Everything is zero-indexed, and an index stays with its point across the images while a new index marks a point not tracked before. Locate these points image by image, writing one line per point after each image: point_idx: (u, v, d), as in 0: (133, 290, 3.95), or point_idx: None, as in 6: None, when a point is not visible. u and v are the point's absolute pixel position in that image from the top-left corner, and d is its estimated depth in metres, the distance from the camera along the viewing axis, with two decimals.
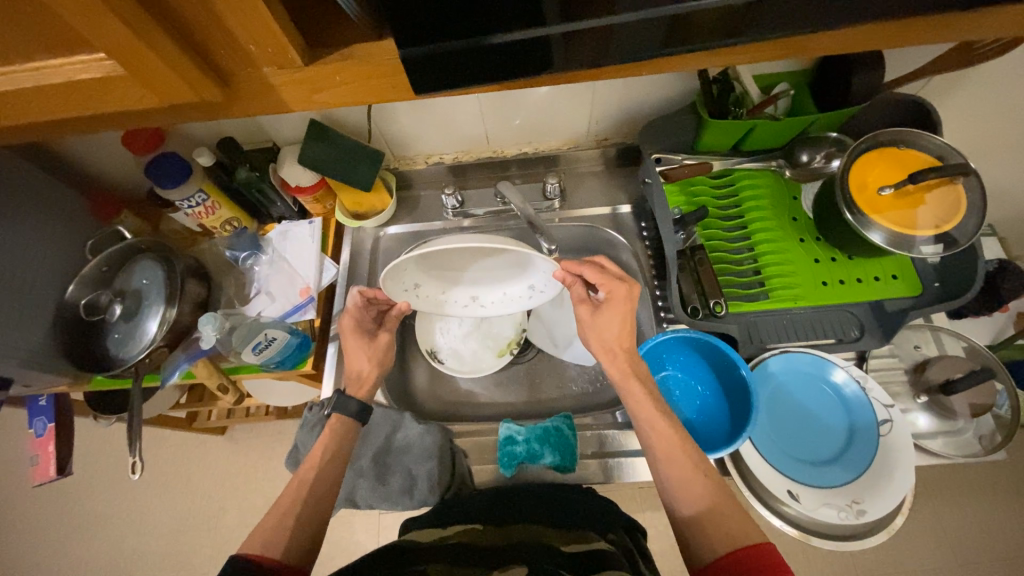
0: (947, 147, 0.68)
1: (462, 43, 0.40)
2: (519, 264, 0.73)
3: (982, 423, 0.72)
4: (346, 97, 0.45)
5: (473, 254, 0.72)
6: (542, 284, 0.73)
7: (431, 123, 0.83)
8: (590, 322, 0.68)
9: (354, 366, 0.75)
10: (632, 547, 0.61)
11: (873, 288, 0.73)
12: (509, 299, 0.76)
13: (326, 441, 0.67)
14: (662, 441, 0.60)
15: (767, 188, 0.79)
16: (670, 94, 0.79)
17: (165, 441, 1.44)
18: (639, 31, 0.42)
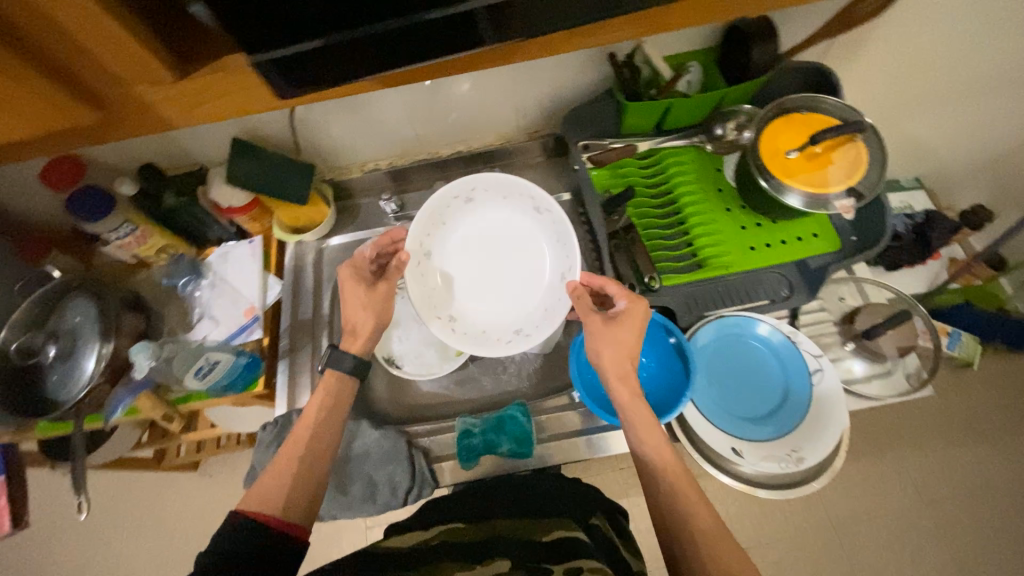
0: (846, 108, 0.72)
1: (320, 41, 0.41)
2: (519, 306, 0.79)
3: (908, 362, 0.77)
4: (228, 108, 0.46)
5: (490, 269, 0.81)
6: (528, 329, 0.77)
7: (364, 129, 0.83)
8: (603, 333, 0.66)
9: (354, 322, 0.72)
10: (611, 531, 0.65)
11: (798, 248, 0.76)
12: (486, 335, 0.77)
13: (319, 401, 0.67)
14: (671, 474, 0.60)
15: (692, 163, 0.83)
16: (589, 82, 0.81)
17: (133, 484, 1.40)
18: (518, 13, 0.44)
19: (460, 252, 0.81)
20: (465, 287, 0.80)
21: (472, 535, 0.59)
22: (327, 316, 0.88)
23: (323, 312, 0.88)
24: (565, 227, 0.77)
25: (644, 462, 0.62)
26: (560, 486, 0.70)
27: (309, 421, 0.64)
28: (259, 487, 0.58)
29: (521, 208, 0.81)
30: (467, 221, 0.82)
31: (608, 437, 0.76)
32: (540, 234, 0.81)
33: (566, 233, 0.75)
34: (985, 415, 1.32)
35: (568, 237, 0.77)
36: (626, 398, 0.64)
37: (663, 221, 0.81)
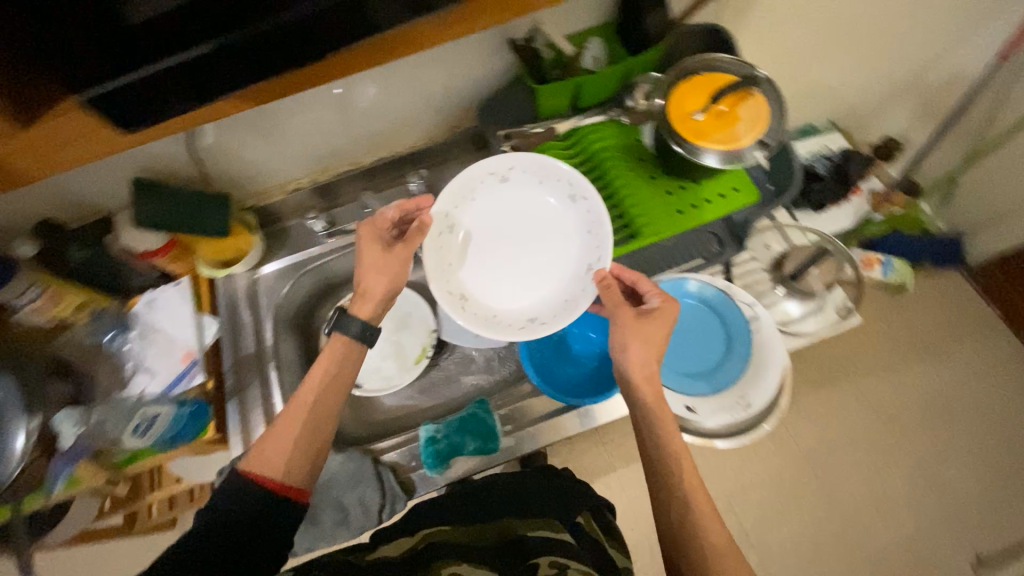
0: (741, 63, 0.75)
1: (147, 70, 0.39)
2: (537, 293, 0.77)
3: (836, 296, 0.81)
4: (90, 149, 0.47)
5: (513, 254, 0.78)
6: (544, 318, 0.74)
7: (278, 149, 0.81)
8: (632, 329, 0.65)
9: (369, 287, 0.69)
10: (596, 525, 0.66)
11: (724, 204, 0.79)
12: (499, 319, 0.74)
13: (325, 363, 0.65)
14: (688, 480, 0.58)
15: (611, 137, 0.84)
16: (496, 70, 0.81)
17: (104, 559, 1.31)
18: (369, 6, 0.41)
19: (485, 231, 0.78)
20: (485, 269, 0.77)
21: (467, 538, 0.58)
22: (272, 347, 0.85)
23: (267, 343, 0.85)
24: (600, 219, 0.74)
25: (660, 466, 0.59)
26: (543, 482, 0.71)
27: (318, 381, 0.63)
28: (270, 443, 0.59)
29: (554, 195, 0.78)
30: (496, 200, 0.79)
31: (569, 418, 0.76)
32: (570, 226, 0.78)
33: (602, 225, 0.73)
34: (921, 329, 1.43)
35: (602, 229, 0.74)
36: (652, 402, 0.62)
37: None
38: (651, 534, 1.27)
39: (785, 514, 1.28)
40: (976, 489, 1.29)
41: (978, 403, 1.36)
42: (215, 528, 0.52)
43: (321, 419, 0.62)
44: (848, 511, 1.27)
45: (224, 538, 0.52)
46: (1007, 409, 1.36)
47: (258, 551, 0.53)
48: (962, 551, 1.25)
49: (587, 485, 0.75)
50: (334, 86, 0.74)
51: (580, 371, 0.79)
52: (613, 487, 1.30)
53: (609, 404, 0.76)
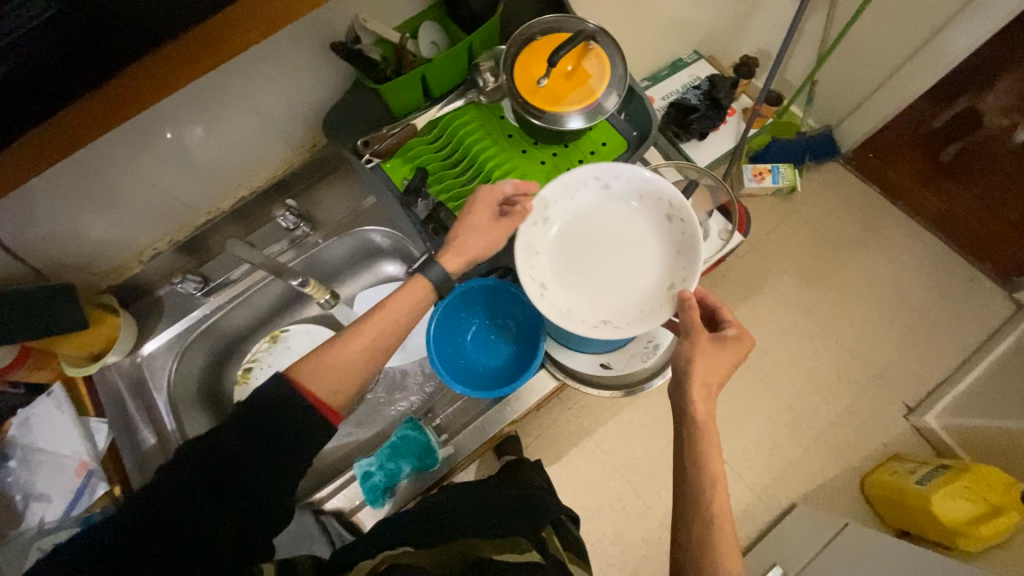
0: (571, 19, 0.75)
1: None
2: (614, 298, 0.71)
3: (717, 222, 0.86)
4: None
5: (602, 258, 0.72)
6: (617, 322, 0.70)
7: (115, 218, 0.72)
8: (705, 351, 0.65)
9: (461, 241, 0.69)
10: (557, 539, 0.66)
11: (596, 159, 0.80)
12: (570, 316, 0.70)
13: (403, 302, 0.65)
14: (720, 501, 0.60)
15: (476, 120, 0.80)
16: (334, 78, 0.76)
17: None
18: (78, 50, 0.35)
19: (577, 230, 0.73)
20: (570, 267, 0.72)
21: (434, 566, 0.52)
22: (176, 431, 0.80)
23: (170, 429, 0.79)
24: (696, 240, 0.68)
25: (697, 482, 0.61)
26: (504, 499, 0.70)
27: (390, 325, 0.63)
28: (325, 362, 0.58)
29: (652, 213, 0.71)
30: (592, 203, 0.72)
31: (501, 409, 0.77)
32: (663, 245, 0.72)
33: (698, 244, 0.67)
34: (817, 222, 1.55)
35: (694, 252, 0.68)
36: (704, 423, 0.63)
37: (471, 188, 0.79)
38: (630, 479, 1.32)
39: (743, 422, 1.37)
40: (894, 348, 1.42)
41: (880, 272, 1.49)
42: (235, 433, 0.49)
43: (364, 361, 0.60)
44: (791, 400, 1.39)
45: (235, 449, 0.49)
46: (906, 272, 1.49)
47: (264, 472, 0.50)
48: (893, 405, 1.38)
49: (549, 497, 0.76)
50: (163, 131, 0.66)
51: (502, 360, 0.82)
52: (586, 448, 1.34)
53: (531, 384, 0.78)
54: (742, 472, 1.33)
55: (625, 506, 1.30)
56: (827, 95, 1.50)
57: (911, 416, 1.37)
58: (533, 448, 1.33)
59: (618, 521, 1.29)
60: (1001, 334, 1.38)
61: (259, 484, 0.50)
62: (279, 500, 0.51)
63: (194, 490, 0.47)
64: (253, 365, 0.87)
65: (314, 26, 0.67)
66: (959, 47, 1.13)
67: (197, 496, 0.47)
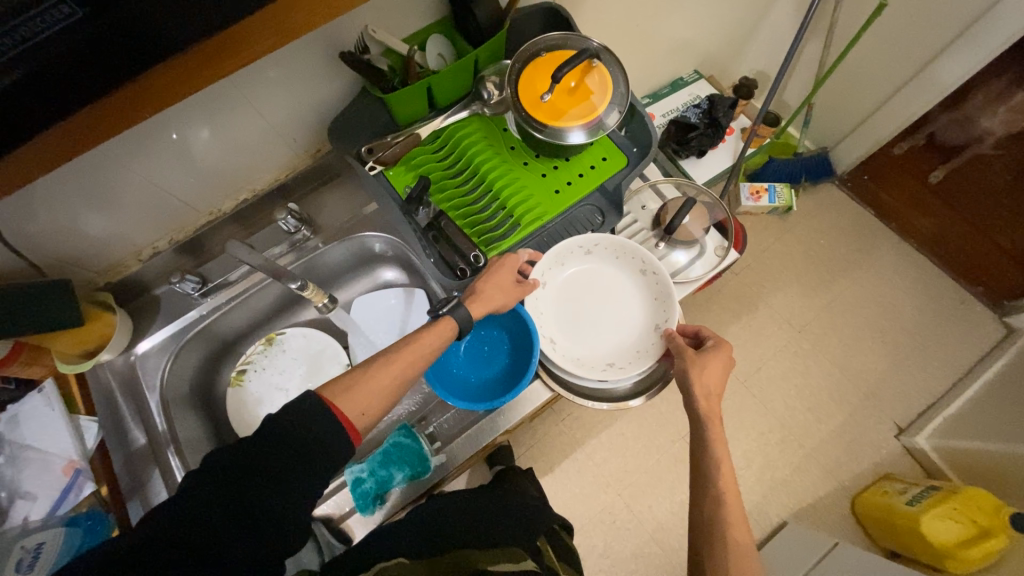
0: (579, 36, 0.76)
1: None
2: (610, 342, 0.79)
3: (713, 238, 0.86)
4: None
5: (594, 311, 0.81)
6: (621, 362, 0.77)
7: (113, 215, 0.72)
8: (696, 363, 0.69)
9: (485, 296, 0.71)
10: (551, 551, 0.66)
11: (594, 175, 0.81)
12: (581, 362, 0.77)
13: (431, 336, 0.66)
14: (733, 500, 0.61)
15: (477, 132, 0.82)
16: (342, 85, 0.77)
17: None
18: (100, 56, 0.36)
19: (569, 293, 0.81)
20: (570, 324, 0.80)
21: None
22: (167, 432, 0.78)
23: (160, 430, 0.78)
24: (668, 285, 0.77)
25: (705, 474, 0.63)
26: (500, 509, 0.69)
27: (425, 354, 0.65)
28: (360, 384, 0.59)
29: (629, 267, 0.81)
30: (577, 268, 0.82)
31: (495, 419, 0.77)
32: (642, 294, 0.81)
33: (671, 289, 0.76)
34: (812, 241, 1.57)
35: (670, 294, 0.77)
36: (710, 420, 0.66)
37: (471, 197, 0.81)
38: (623, 492, 1.31)
39: (736, 438, 1.37)
40: (886, 367, 1.44)
41: (874, 292, 1.51)
42: (264, 441, 0.50)
43: (394, 378, 0.62)
44: (782, 416, 1.39)
45: (259, 464, 0.49)
46: (901, 293, 1.50)
47: (284, 491, 0.49)
48: (884, 425, 1.39)
49: (543, 505, 0.76)
50: (168, 132, 0.66)
51: (498, 370, 0.82)
52: (579, 459, 1.33)
53: (526, 395, 0.78)
54: None
55: (615, 520, 1.29)
56: (824, 118, 1.53)
57: (902, 437, 1.38)
58: (525, 458, 1.32)
59: (609, 534, 1.28)
60: (992, 358, 1.40)
61: (286, 491, 0.49)
62: (291, 513, 0.49)
63: (214, 500, 0.46)
64: (247, 366, 0.87)
65: (324, 36, 0.68)
66: (948, 78, 1.17)
67: (215, 510, 0.46)
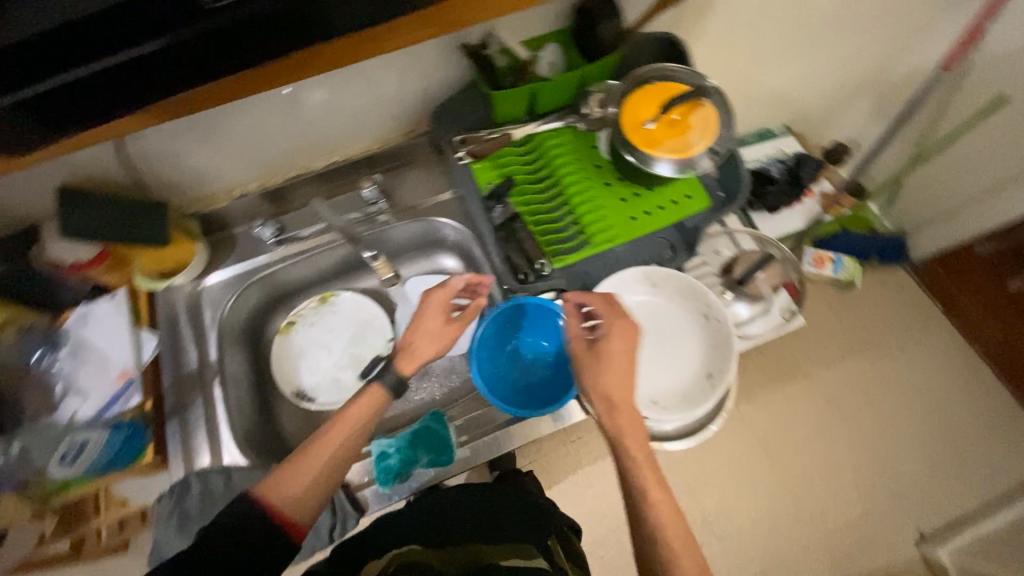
0: (695, 74, 0.76)
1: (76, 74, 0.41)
2: (657, 378, 0.73)
3: (781, 300, 0.83)
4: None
5: (645, 344, 0.75)
6: (664, 402, 0.72)
7: (216, 151, 0.76)
8: (590, 363, 0.64)
9: (422, 351, 0.71)
10: (562, 550, 0.65)
11: (673, 211, 0.80)
12: (624, 394, 0.71)
13: (358, 407, 0.65)
14: (669, 517, 0.57)
15: (568, 144, 0.83)
16: (452, 75, 0.79)
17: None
18: (289, 23, 0.44)
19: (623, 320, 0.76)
20: None
21: (438, 564, 0.52)
22: (216, 363, 0.81)
23: (210, 360, 0.81)
24: (728, 335, 0.72)
25: None
26: (510, 506, 0.69)
27: (354, 424, 0.63)
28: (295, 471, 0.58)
29: (691, 309, 0.76)
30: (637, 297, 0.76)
31: (523, 427, 0.76)
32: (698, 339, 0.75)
33: (733, 340, 0.71)
34: (870, 323, 1.49)
35: (730, 344, 0.72)
36: (621, 432, 0.62)
37: (548, 206, 0.81)
38: (617, 528, 1.28)
39: (745, 503, 1.32)
40: (922, 470, 1.35)
41: (924, 390, 1.42)
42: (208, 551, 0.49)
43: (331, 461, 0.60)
44: (799, 493, 1.33)
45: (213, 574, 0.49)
46: (953, 397, 1.42)
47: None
48: (905, 527, 1.31)
49: (553, 505, 0.75)
50: (284, 86, 0.70)
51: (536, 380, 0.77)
52: (582, 484, 1.31)
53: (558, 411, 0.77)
54: (731, 553, 1.28)
55: (604, 555, 1.26)
56: (912, 200, 1.46)
57: (922, 544, 1.29)
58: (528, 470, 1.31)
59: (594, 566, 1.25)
60: None
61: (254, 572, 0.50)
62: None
63: None
64: (297, 319, 0.90)
65: None
66: None
67: None
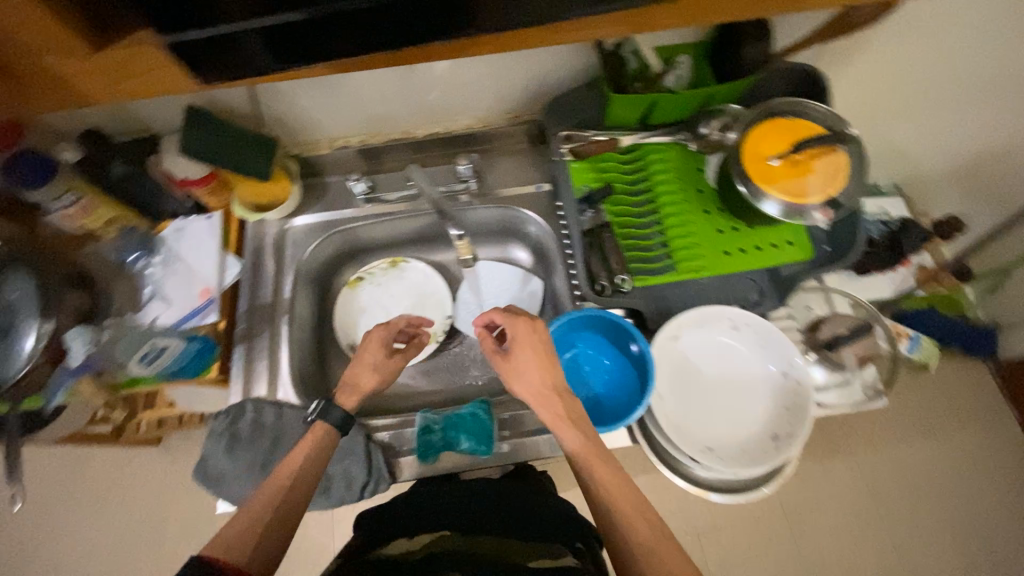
0: (833, 116, 0.70)
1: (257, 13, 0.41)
2: (717, 426, 0.69)
3: (868, 375, 0.76)
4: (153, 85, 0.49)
5: (711, 387, 0.71)
6: (721, 452, 0.67)
7: (332, 100, 0.78)
8: (509, 369, 0.63)
9: (365, 384, 0.68)
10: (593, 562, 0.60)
11: (770, 254, 0.75)
12: (681, 432, 0.68)
13: (300, 452, 0.61)
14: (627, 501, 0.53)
15: (674, 161, 0.80)
16: (573, 69, 0.79)
17: (86, 469, 1.26)
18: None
19: (695, 357, 0.72)
20: (682, 387, 0.71)
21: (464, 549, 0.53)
22: (288, 301, 0.83)
23: (283, 296, 0.83)
24: (806, 401, 0.68)
25: None
26: (541, 506, 0.67)
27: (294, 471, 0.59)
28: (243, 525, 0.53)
29: (769, 363, 0.72)
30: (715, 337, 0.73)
31: None
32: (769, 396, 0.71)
33: (810, 407, 0.67)
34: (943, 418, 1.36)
35: (804, 410, 0.68)
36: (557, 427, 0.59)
37: (640, 220, 0.78)
38: None
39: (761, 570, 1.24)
40: None
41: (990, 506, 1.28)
42: None
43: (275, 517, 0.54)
44: None
45: None
46: None
47: None
48: None
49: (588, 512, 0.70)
50: None
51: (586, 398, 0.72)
52: None
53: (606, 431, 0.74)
54: None
55: None
56: None
57: None
58: None
59: None
60: None
61: None
62: None
63: None
64: (366, 275, 0.92)
65: None
66: None
67: None
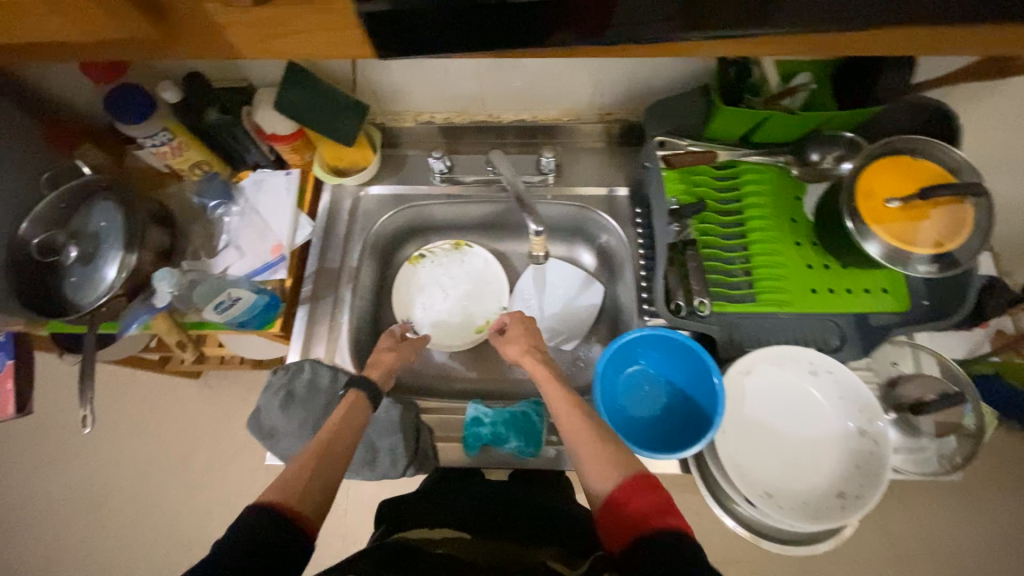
0: (964, 161, 0.64)
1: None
2: (780, 472, 0.66)
3: (945, 446, 0.72)
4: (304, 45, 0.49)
5: (778, 432, 0.68)
6: (781, 500, 0.65)
7: (427, 74, 0.76)
8: (505, 345, 0.74)
9: (386, 360, 0.71)
10: None
11: (861, 299, 0.70)
12: (740, 471, 0.65)
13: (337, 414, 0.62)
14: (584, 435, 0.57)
15: (770, 185, 0.75)
16: (680, 74, 0.76)
17: (129, 392, 1.32)
18: None
19: (765, 398, 0.69)
20: (747, 426, 0.68)
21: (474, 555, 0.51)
22: (352, 268, 0.84)
23: (351, 263, 0.84)
24: (881, 464, 0.64)
25: None
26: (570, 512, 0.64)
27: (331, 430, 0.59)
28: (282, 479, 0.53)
29: (845, 416, 0.68)
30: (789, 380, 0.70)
31: None
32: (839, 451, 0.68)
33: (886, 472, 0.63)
34: None
35: (879, 473, 0.64)
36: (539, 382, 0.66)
37: (726, 243, 0.73)
38: None
39: None
40: None
41: None
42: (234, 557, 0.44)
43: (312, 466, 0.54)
44: None
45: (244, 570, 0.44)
46: None
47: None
48: None
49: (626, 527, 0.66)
50: None
51: (641, 416, 0.71)
52: None
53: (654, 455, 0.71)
54: None
55: None
56: None
57: None
58: None
59: None
60: None
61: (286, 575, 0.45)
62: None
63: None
64: (428, 254, 0.91)
65: None
66: None
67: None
